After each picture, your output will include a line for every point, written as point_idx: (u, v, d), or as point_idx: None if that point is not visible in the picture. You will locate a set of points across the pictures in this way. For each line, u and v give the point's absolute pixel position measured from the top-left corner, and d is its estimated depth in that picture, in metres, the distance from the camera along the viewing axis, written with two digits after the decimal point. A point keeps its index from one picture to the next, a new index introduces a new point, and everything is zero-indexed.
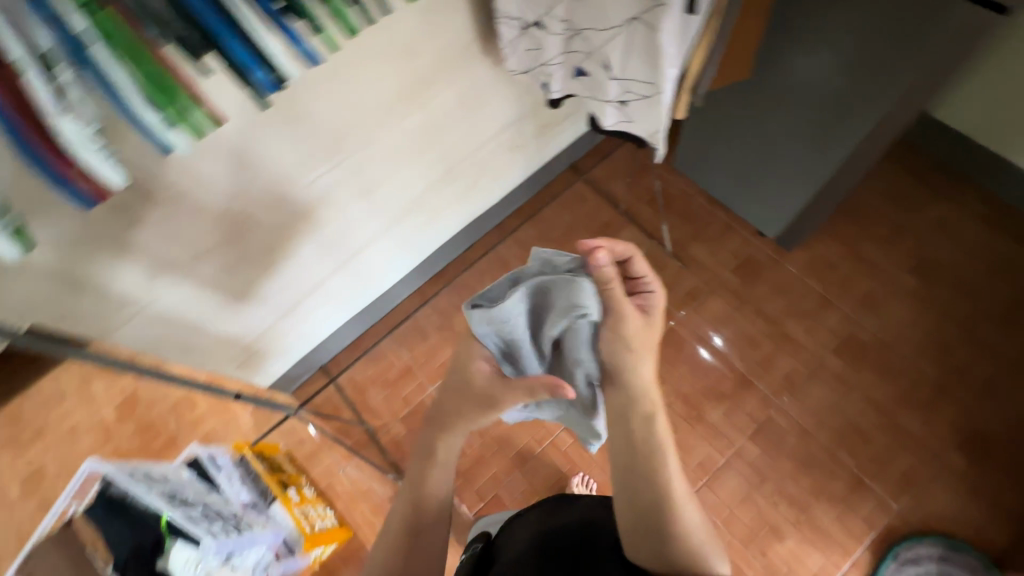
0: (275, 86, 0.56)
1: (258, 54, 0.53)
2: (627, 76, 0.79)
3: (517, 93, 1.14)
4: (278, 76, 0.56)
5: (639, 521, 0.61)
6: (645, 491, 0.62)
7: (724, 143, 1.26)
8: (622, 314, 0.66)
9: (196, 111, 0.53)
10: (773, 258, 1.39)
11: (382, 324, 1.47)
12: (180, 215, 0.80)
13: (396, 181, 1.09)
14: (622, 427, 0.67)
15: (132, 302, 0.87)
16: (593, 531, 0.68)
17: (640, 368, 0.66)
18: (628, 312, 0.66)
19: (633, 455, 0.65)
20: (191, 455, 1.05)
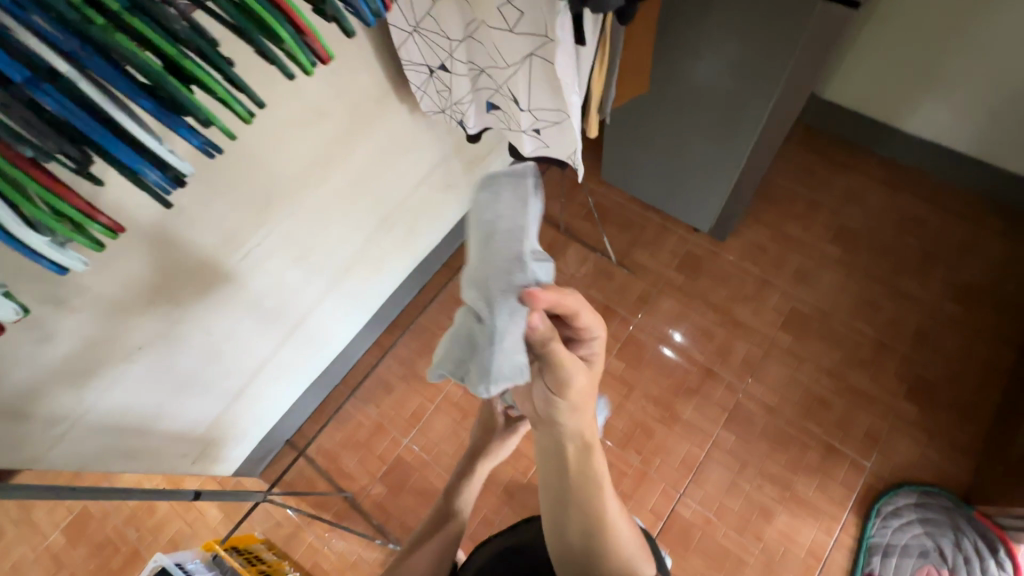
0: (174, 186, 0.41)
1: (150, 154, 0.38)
2: (534, 106, 0.80)
3: (438, 133, 1.16)
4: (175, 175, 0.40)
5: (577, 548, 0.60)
6: (575, 519, 0.59)
7: (644, 152, 1.33)
8: (559, 376, 0.54)
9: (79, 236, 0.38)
10: (710, 250, 1.46)
11: (344, 383, 1.42)
12: (101, 316, 0.75)
13: (331, 240, 1.08)
14: (550, 460, 0.60)
15: (59, 420, 0.80)
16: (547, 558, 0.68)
17: (579, 414, 0.57)
18: (571, 369, 0.54)
19: (566, 485, 0.59)
20: (157, 566, 0.99)
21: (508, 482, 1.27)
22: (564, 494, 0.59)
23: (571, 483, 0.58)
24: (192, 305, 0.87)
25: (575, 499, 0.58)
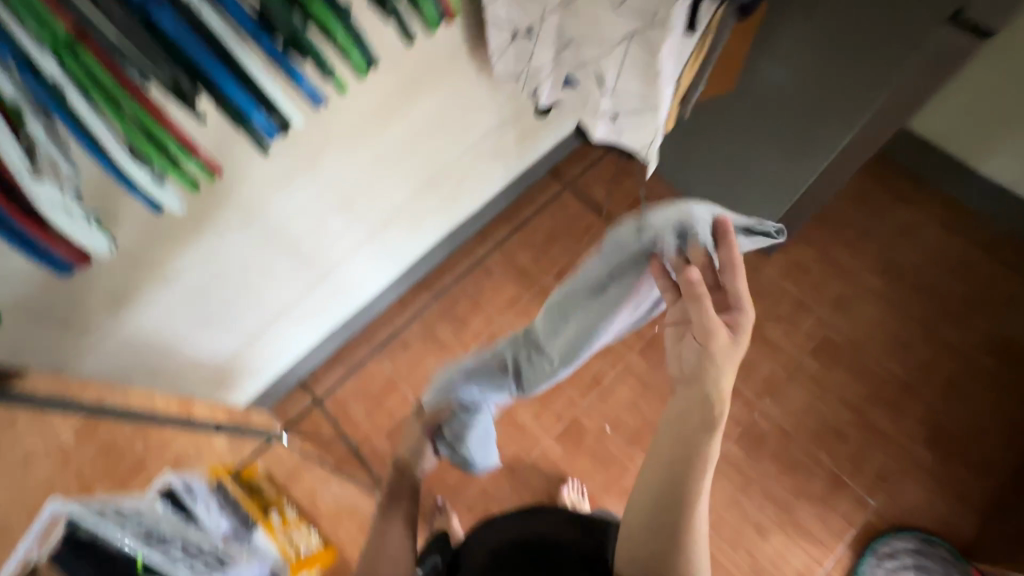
0: (275, 132, 0.51)
1: (258, 97, 0.48)
2: (619, 90, 0.75)
3: (501, 98, 1.11)
4: (280, 121, 0.51)
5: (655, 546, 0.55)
6: (678, 499, 0.54)
7: (707, 152, 1.28)
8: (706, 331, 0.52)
9: (189, 164, 0.50)
10: (752, 262, 1.42)
11: (361, 334, 1.41)
12: (148, 238, 0.73)
13: (376, 192, 1.05)
14: (672, 430, 0.56)
15: (93, 332, 0.80)
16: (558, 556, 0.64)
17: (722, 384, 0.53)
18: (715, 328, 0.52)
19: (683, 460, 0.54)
20: (165, 484, 0.98)
21: (511, 458, 1.27)
22: (677, 481, 0.54)
23: (682, 471, 0.54)
24: (232, 240, 0.86)
25: (683, 488, 0.54)
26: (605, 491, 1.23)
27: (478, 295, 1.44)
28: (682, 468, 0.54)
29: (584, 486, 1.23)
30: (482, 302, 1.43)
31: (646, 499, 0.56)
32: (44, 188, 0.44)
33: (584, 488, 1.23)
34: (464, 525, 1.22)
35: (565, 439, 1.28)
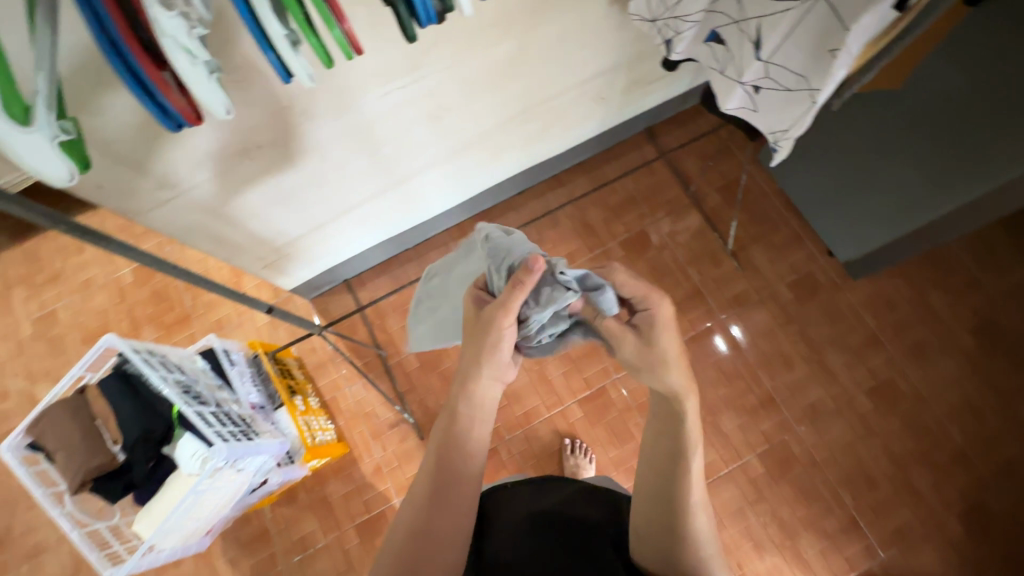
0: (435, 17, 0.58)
1: None
2: (774, 60, 0.65)
3: (623, 39, 1.00)
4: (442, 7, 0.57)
5: (661, 533, 0.55)
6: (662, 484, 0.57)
7: (832, 152, 1.16)
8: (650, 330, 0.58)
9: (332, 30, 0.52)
10: (834, 282, 1.31)
11: (413, 251, 1.40)
12: (238, 104, 0.70)
13: (467, 110, 0.98)
14: (656, 421, 0.61)
15: (169, 187, 0.79)
16: (589, 526, 0.62)
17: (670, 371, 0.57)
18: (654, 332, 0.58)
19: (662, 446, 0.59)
20: (207, 344, 1.03)
21: (530, 409, 1.27)
22: (661, 484, 0.57)
23: (662, 471, 0.58)
24: (317, 125, 0.82)
25: (669, 481, 0.57)
26: (613, 466, 1.22)
27: (537, 242, 1.39)
28: (660, 467, 0.58)
29: (593, 453, 1.21)
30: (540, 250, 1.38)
31: (641, 499, 0.58)
32: (164, 15, 0.41)
33: (590, 453, 1.21)
34: None
35: (588, 406, 1.26)
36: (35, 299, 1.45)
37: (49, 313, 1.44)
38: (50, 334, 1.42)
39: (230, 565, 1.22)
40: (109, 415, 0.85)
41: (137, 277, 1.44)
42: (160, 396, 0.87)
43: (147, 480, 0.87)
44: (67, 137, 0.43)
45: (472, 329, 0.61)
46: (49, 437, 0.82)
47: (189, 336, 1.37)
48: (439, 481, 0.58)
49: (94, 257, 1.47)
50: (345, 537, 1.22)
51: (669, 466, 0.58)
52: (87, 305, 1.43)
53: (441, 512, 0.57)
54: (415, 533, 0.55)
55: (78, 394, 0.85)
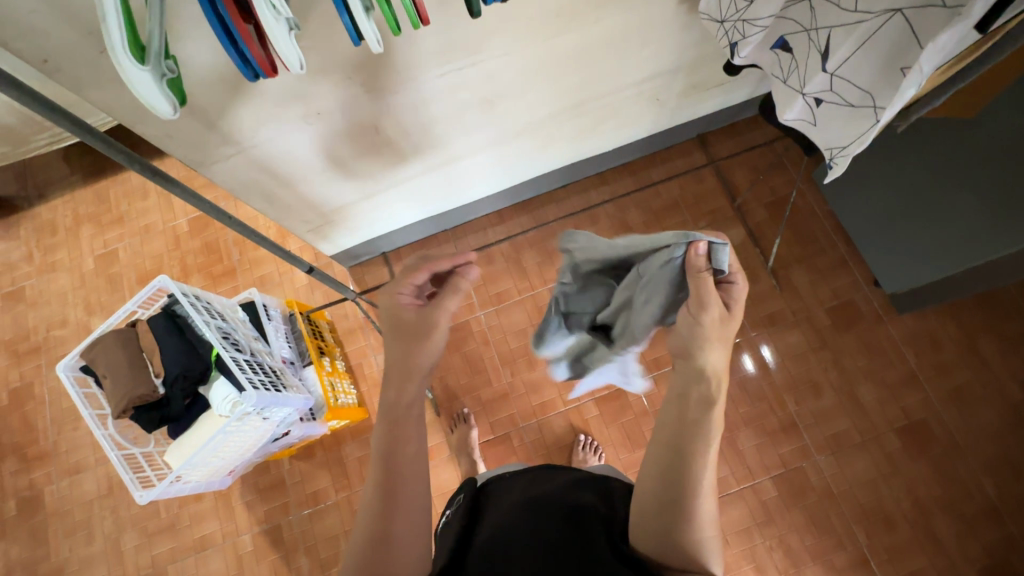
0: None
1: None
2: (841, 73, 0.63)
3: (686, 40, 0.99)
4: None
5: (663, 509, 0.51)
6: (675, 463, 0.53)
7: (892, 179, 1.11)
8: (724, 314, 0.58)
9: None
10: (877, 314, 1.26)
11: (451, 232, 1.42)
12: (306, 69, 0.73)
13: (522, 98, 0.99)
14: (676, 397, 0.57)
15: (233, 143, 0.84)
16: (576, 506, 0.63)
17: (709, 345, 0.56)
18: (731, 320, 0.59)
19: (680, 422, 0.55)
20: (248, 298, 1.09)
21: (546, 400, 1.28)
22: (676, 459, 0.53)
23: (673, 449, 0.54)
24: (377, 97, 0.84)
25: (680, 459, 0.53)
26: (622, 468, 1.22)
27: None
28: (672, 444, 0.54)
29: (603, 452, 1.22)
30: None
31: (648, 478, 0.54)
32: None
33: (599, 451, 1.22)
34: (481, 439, 1.27)
35: (604, 405, 1.26)
36: (99, 237, 1.56)
37: (110, 251, 1.54)
38: (110, 271, 1.52)
39: (245, 508, 1.29)
40: (154, 349, 0.91)
41: (192, 227, 1.52)
42: (202, 338, 0.92)
43: (181, 414, 0.93)
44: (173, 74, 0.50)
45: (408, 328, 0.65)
46: (101, 363, 0.88)
47: (232, 289, 1.44)
48: (401, 469, 0.58)
49: (156, 204, 1.56)
50: (354, 497, 1.27)
51: (685, 446, 0.53)
52: (144, 248, 1.53)
53: (404, 507, 0.57)
54: (380, 532, 0.55)
55: (129, 327, 0.92)
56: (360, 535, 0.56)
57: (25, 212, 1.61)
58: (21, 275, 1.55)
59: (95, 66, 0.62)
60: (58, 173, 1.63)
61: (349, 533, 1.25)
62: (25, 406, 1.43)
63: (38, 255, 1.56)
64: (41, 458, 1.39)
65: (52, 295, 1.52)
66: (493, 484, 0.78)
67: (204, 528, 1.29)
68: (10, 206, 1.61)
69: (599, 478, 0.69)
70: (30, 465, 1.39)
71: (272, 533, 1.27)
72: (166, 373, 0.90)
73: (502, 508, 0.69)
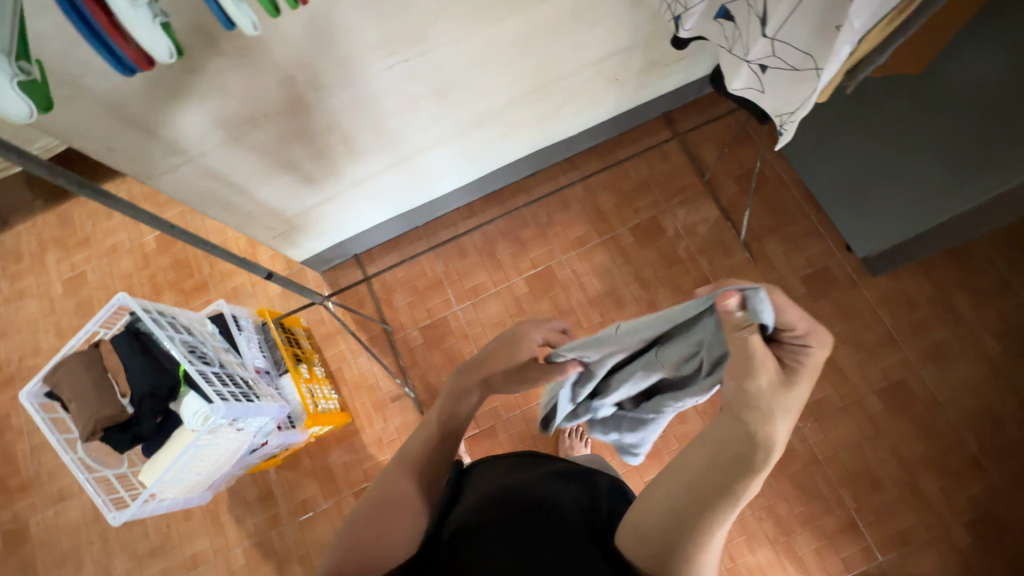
0: None
1: None
2: (780, 37, 0.62)
3: (637, 16, 0.98)
4: None
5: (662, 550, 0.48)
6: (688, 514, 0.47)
7: (853, 143, 1.11)
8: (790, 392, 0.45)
9: None
10: (851, 278, 1.27)
11: (423, 229, 1.41)
12: (244, 69, 0.72)
13: (476, 87, 0.98)
14: (714, 444, 0.46)
15: (180, 152, 0.82)
16: (546, 501, 0.61)
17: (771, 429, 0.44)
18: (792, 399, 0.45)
19: (711, 472, 0.46)
20: (217, 310, 1.08)
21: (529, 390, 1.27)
22: (690, 506, 0.47)
23: (687, 510, 0.47)
24: (323, 95, 0.83)
25: (696, 510, 0.47)
26: (609, 451, 1.22)
27: (546, 225, 1.38)
28: (687, 505, 0.47)
29: (589, 437, 1.22)
30: (548, 233, 1.37)
31: (656, 509, 0.49)
32: None
33: (585, 436, 1.22)
34: (467, 434, 1.26)
35: None
36: (67, 260, 1.53)
37: (79, 274, 1.51)
38: (80, 294, 1.50)
39: (235, 521, 1.28)
40: (119, 368, 0.89)
41: (160, 243, 1.50)
42: (168, 354, 0.91)
43: (153, 432, 0.91)
44: (28, 79, 0.43)
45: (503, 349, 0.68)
46: (66, 386, 0.87)
47: (206, 302, 1.42)
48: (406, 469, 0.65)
49: (122, 222, 1.53)
50: (344, 502, 1.26)
51: (708, 499, 0.46)
52: (113, 268, 1.50)
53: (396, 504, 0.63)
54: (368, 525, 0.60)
55: (92, 348, 0.90)
56: (349, 528, 0.61)
57: None
58: None
59: None
60: (19, 198, 1.59)
61: None
62: (3, 438, 1.41)
63: (5, 284, 1.53)
64: (24, 489, 1.37)
65: (22, 323, 1.49)
66: (477, 465, 0.76)
67: (195, 545, 1.28)
68: None
69: (583, 472, 0.69)
70: (12, 496, 1.36)
71: (264, 545, 1.26)
72: (133, 391, 0.88)
73: (482, 489, 0.67)
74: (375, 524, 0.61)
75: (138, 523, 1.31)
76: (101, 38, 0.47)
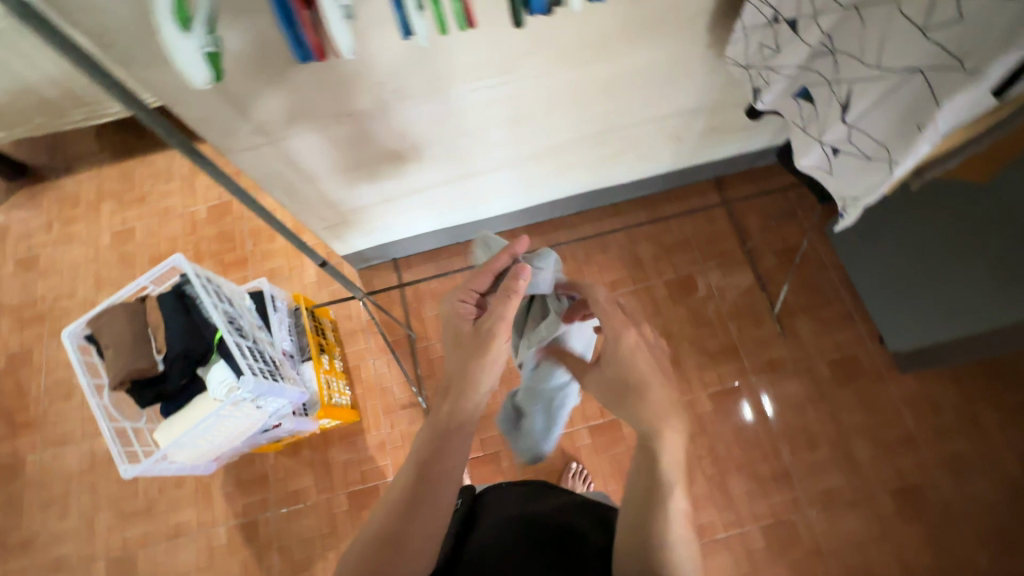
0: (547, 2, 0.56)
1: None
2: (858, 127, 0.65)
3: (710, 84, 1.02)
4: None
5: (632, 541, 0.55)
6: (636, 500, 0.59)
7: (900, 239, 1.13)
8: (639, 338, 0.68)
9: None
10: (878, 371, 1.26)
11: (462, 246, 1.44)
12: (343, 69, 0.76)
13: (546, 122, 1.02)
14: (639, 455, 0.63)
15: (263, 134, 0.86)
16: (568, 529, 0.62)
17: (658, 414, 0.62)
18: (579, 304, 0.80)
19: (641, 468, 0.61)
20: (257, 287, 1.11)
21: None
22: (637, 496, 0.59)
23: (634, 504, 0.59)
24: (406, 104, 0.87)
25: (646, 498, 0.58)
26: None
27: (584, 264, 1.40)
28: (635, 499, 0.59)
29: (592, 481, 1.20)
30: (583, 272, 1.39)
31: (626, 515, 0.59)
32: None
33: (588, 480, 1.21)
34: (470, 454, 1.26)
35: (597, 434, 1.25)
36: (119, 214, 1.59)
37: (128, 229, 1.57)
38: (124, 248, 1.54)
39: (225, 498, 1.27)
40: (159, 325, 0.92)
41: (211, 214, 1.55)
42: (207, 320, 0.94)
43: (176, 393, 0.93)
44: (212, 51, 0.50)
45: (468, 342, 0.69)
46: (106, 333, 0.89)
47: (242, 278, 1.46)
48: (429, 479, 0.62)
49: (178, 188, 1.59)
50: (335, 500, 1.24)
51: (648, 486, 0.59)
52: (161, 230, 1.55)
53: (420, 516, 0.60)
54: (389, 532, 0.58)
55: (139, 301, 0.93)
56: (365, 540, 0.59)
57: (52, 183, 1.65)
58: (38, 244, 1.58)
59: (144, 43, 0.64)
60: (88, 149, 1.67)
61: (326, 536, 1.22)
62: (21, 373, 1.44)
63: (58, 225, 1.60)
64: (28, 426, 1.38)
65: (65, 266, 1.54)
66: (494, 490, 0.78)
67: (181, 515, 1.27)
68: (38, 176, 1.66)
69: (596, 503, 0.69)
70: (16, 432, 1.38)
71: (248, 528, 1.24)
72: (167, 349, 0.90)
73: (497, 516, 0.69)
74: (394, 545, 0.57)
75: (130, 481, 1.31)
76: (292, 22, 0.52)
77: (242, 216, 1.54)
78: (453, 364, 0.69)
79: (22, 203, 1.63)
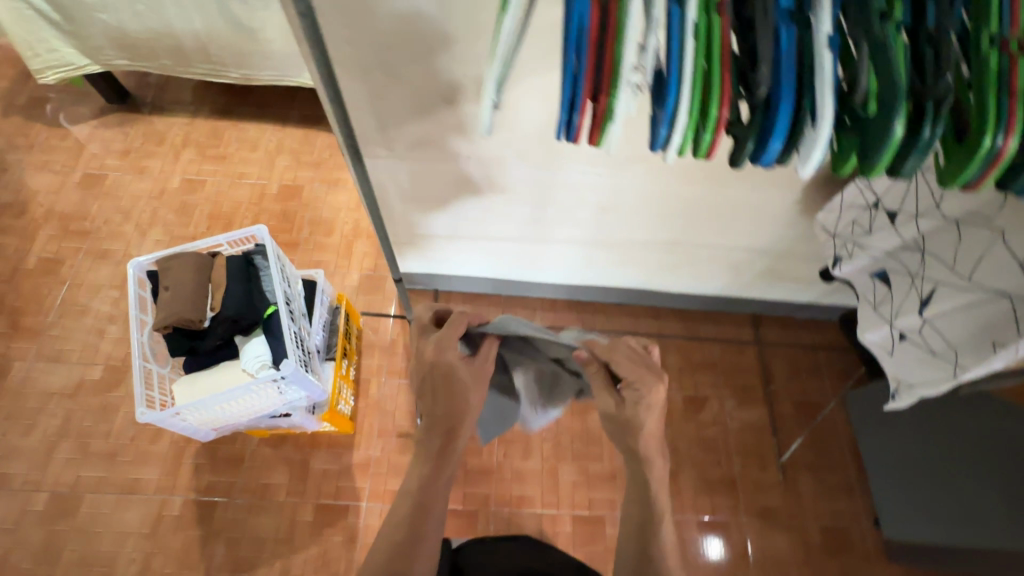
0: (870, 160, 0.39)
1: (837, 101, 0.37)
2: (933, 321, 0.70)
3: (787, 232, 1.09)
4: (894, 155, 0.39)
5: None
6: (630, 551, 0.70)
7: (915, 430, 1.17)
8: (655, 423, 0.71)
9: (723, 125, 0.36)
10: (868, 553, 1.24)
11: (503, 299, 1.47)
12: (483, 119, 0.83)
13: (631, 219, 1.08)
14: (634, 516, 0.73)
15: (384, 147, 0.92)
16: None
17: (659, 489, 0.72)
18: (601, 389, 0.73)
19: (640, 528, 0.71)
20: (312, 276, 1.15)
21: (526, 495, 1.25)
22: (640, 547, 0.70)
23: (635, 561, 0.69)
24: (519, 164, 0.93)
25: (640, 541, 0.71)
26: None
27: None
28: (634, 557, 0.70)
29: None
30: None
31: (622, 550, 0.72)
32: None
33: None
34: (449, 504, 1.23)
35: (578, 525, 1.23)
36: (195, 164, 1.65)
37: (198, 180, 1.62)
38: (188, 196, 1.59)
39: (193, 469, 1.23)
40: (220, 284, 0.93)
41: (280, 192, 1.61)
42: (266, 294, 0.96)
43: (209, 352, 0.93)
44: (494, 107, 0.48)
45: (454, 387, 0.72)
46: (171, 275, 0.91)
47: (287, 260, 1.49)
48: (426, 508, 0.69)
49: (259, 159, 1.66)
50: (301, 508, 1.20)
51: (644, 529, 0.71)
52: (229, 191, 1.60)
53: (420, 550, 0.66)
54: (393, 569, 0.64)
55: (210, 256, 0.95)
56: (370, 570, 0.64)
57: (145, 116, 1.72)
58: (110, 166, 1.63)
59: (331, 44, 0.71)
60: (191, 99, 1.76)
61: (280, 542, 1.17)
62: (44, 278, 1.44)
63: (135, 156, 1.65)
64: (31, 333, 1.37)
65: (128, 194, 1.58)
66: (470, 544, 0.79)
67: (142, 471, 1.22)
68: (135, 106, 1.74)
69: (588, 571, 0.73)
70: (16, 334, 1.36)
71: (204, 507, 1.19)
72: (220, 310, 0.92)
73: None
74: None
75: (106, 420, 1.27)
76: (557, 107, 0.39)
77: (308, 204, 1.59)
78: (439, 402, 0.72)
79: (110, 125, 1.70)
